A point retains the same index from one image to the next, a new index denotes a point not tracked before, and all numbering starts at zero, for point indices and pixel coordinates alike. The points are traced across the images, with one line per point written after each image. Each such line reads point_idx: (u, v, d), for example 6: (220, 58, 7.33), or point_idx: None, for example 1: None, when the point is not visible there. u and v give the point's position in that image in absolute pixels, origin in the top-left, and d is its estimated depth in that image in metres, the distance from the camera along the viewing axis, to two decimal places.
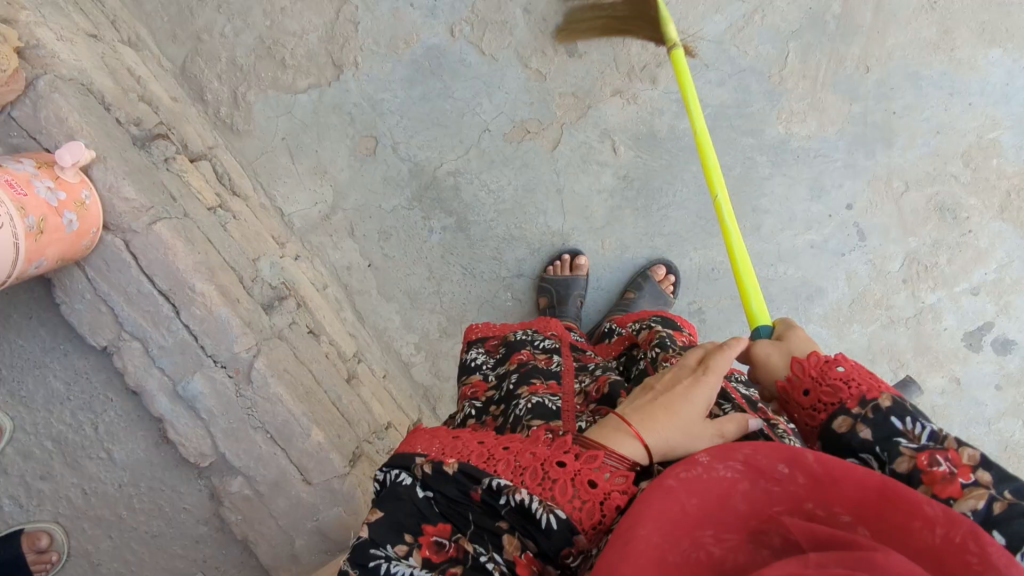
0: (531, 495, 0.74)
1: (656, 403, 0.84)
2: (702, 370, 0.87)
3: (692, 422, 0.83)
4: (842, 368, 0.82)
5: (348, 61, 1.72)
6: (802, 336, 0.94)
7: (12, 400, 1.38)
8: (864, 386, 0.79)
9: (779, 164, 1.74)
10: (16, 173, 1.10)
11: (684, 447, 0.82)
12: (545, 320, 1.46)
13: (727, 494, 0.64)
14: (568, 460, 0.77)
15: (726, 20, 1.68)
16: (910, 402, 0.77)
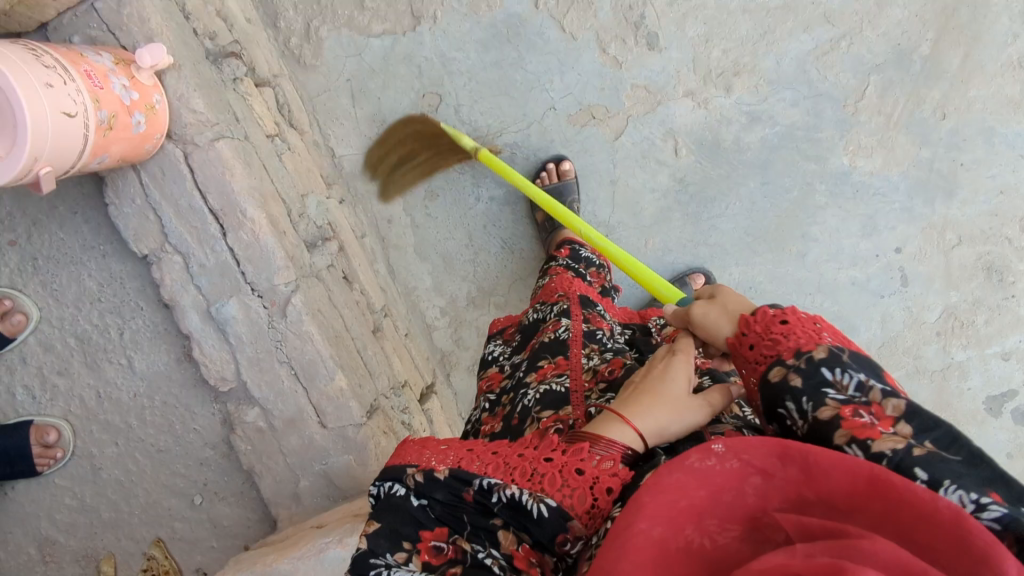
0: (522, 489, 0.77)
1: (639, 392, 0.87)
2: (675, 351, 0.93)
3: (681, 399, 0.85)
4: (785, 324, 0.80)
5: (427, 13, 1.68)
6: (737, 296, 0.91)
7: (44, 291, 1.39)
8: (802, 341, 0.77)
9: (836, 195, 1.73)
10: (95, 66, 1.08)
11: (676, 424, 0.84)
12: (555, 278, 1.46)
13: (722, 489, 0.59)
14: (555, 454, 0.80)
15: (813, 41, 1.65)
16: (847, 353, 0.75)
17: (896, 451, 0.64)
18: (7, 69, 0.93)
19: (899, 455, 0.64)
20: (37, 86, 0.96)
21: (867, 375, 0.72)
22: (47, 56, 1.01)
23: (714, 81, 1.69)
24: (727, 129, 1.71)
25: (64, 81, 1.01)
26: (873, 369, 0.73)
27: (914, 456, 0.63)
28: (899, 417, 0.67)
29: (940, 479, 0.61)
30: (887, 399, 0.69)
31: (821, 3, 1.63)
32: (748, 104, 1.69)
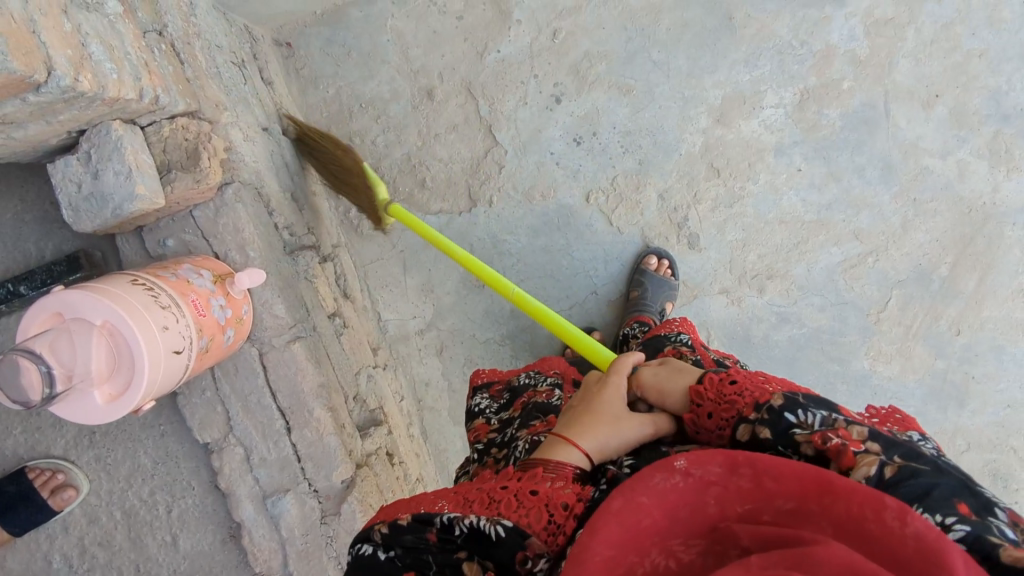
0: (478, 516, 0.78)
1: (581, 415, 0.92)
2: (607, 377, 0.99)
3: (620, 415, 0.90)
4: (735, 383, 0.83)
5: (483, 197, 1.77)
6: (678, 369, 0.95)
7: (97, 465, 1.41)
8: (756, 394, 0.80)
9: (856, 395, 1.81)
10: (199, 293, 1.13)
11: (619, 438, 0.88)
12: (547, 360, 1.49)
13: (679, 504, 0.66)
14: (508, 482, 0.82)
15: (842, 254, 1.76)
16: (801, 396, 0.78)
17: (871, 474, 0.68)
18: (133, 323, 0.97)
19: (875, 476, 0.68)
20: (155, 332, 1.00)
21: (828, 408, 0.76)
22: (163, 294, 1.05)
23: (748, 282, 1.78)
24: (759, 326, 1.80)
25: (176, 321, 1.05)
26: (828, 402, 0.77)
27: (888, 478, 0.67)
28: (867, 437, 0.71)
29: (915, 498, 0.65)
30: (850, 425, 0.73)
31: (852, 221, 1.75)
32: (779, 306, 1.79)
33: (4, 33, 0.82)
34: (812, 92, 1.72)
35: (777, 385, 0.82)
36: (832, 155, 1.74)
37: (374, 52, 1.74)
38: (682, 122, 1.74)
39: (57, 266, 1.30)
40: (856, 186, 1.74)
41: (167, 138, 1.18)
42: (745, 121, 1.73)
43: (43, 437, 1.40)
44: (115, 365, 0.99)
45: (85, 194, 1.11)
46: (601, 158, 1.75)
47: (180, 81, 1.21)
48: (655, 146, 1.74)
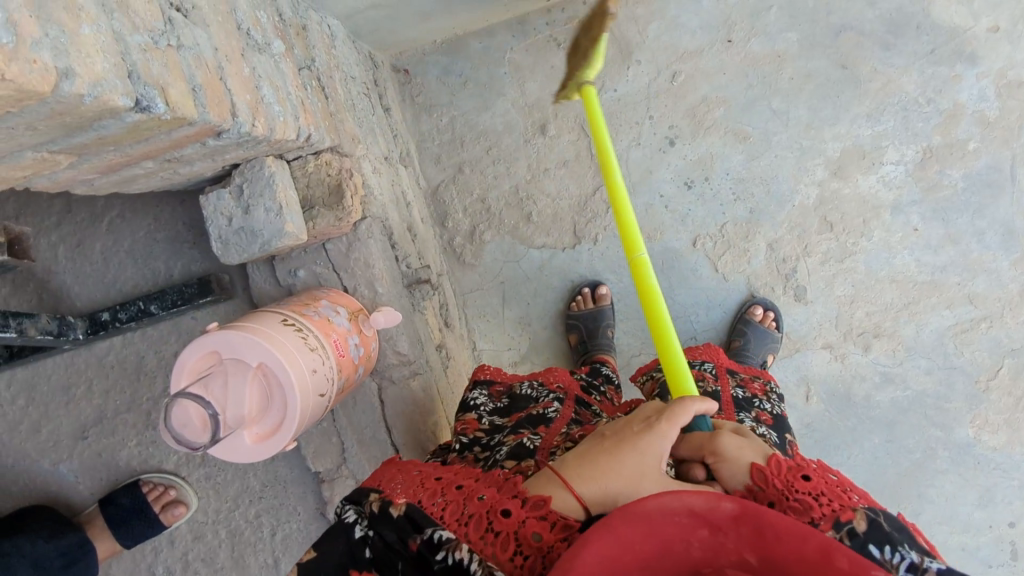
0: (471, 552, 0.74)
1: (600, 452, 0.81)
2: (656, 420, 0.83)
3: (645, 473, 0.78)
4: (809, 481, 0.79)
5: (589, 235, 1.76)
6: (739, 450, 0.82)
7: (206, 482, 1.45)
8: (835, 506, 0.76)
9: (958, 463, 1.75)
10: (339, 331, 1.15)
11: (626, 496, 0.77)
12: (551, 370, 1.42)
13: (672, 541, 0.60)
14: (513, 508, 0.78)
15: (953, 318, 1.71)
16: (886, 522, 0.74)
17: None
18: (289, 366, 0.99)
19: None
20: (307, 375, 1.02)
21: (917, 546, 0.72)
22: (312, 336, 1.07)
23: (854, 339, 1.74)
24: (860, 385, 1.75)
25: (322, 363, 1.06)
26: (910, 534, 0.74)
27: None
28: None
29: None
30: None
31: (967, 285, 1.70)
32: (884, 365, 1.74)
33: (203, 84, 0.84)
34: (936, 151, 1.67)
35: (853, 497, 0.78)
36: (952, 216, 1.69)
37: (490, 84, 1.75)
38: (798, 172, 1.71)
39: (188, 288, 1.33)
40: (975, 250, 1.69)
41: (311, 173, 1.19)
42: (864, 176, 1.69)
43: (156, 451, 1.43)
44: (266, 405, 1.00)
45: (236, 228, 1.12)
46: (712, 204, 1.73)
47: (326, 116, 1.22)
48: (768, 196, 1.72)
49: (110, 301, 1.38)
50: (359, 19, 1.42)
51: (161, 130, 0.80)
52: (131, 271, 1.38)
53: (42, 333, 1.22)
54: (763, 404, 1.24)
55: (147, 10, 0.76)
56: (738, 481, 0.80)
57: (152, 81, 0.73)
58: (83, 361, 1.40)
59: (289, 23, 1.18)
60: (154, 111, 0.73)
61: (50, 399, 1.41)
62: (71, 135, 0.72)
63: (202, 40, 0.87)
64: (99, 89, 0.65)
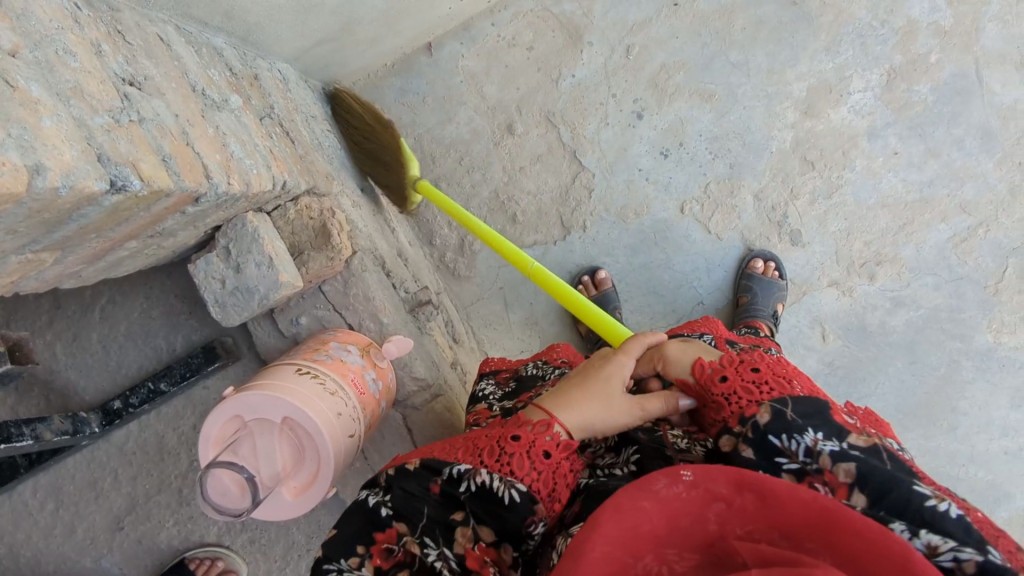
0: (490, 474, 0.79)
1: (570, 389, 0.91)
2: (614, 353, 0.95)
3: (613, 395, 0.89)
4: (725, 382, 0.83)
5: (577, 224, 1.75)
6: (685, 353, 0.92)
7: (252, 547, 1.44)
8: (744, 404, 0.80)
9: (983, 370, 1.73)
10: (354, 370, 1.14)
11: (604, 419, 0.87)
12: (552, 348, 1.42)
13: (680, 515, 0.56)
14: (521, 433, 0.82)
15: (950, 230, 1.71)
16: (789, 411, 0.76)
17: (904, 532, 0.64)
18: (315, 416, 0.97)
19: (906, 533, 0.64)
20: (332, 420, 1.00)
21: (824, 428, 0.74)
22: (330, 380, 1.06)
23: (858, 271, 1.73)
24: (874, 314, 1.74)
25: (345, 405, 1.05)
26: (824, 415, 0.76)
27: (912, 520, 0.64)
28: (851, 484, 0.69)
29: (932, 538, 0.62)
30: (837, 465, 0.70)
31: (956, 195, 1.70)
32: (892, 290, 1.73)
33: (172, 152, 0.82)
34: (900, 70, 1.69)
35: (777, 385, 0.80)
36: (928, 130, 1.70)
37: (449, 95, 1.74)
38: (769, 119, 1.71)
39: (194, 358, 1.32)
40: (957, 159, 1.70)
41: (294, 221, 1.18)
42: (834, 110, 1.71)
43: (194, 526, 1.41)
44: (300, 457, 0.99)
45: (230, 289, 1.11)
46: (692, 167, 1.73)
47: (297, 161, 1.21)
48: (744, 148, 1.72)
49: (117, 388, 1.36)
50: (307, 57, 1.41)
51: (139, 208, 0.79)
52: (133, 354, 1.36)
53: (58, 435, 1.20)
54: None
55: (102, 90, 0.75)
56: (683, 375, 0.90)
57: (122, 160, 0.72)
58: (104, 453, 1.38)
59: (241, 75, 1.17)
60: (131, 189, 0.72)
61: (78, 498, 1.39)
62: (51, 230, 0.71)
63: (161, 109, 0.86)
64: (72, 178, 0.64)
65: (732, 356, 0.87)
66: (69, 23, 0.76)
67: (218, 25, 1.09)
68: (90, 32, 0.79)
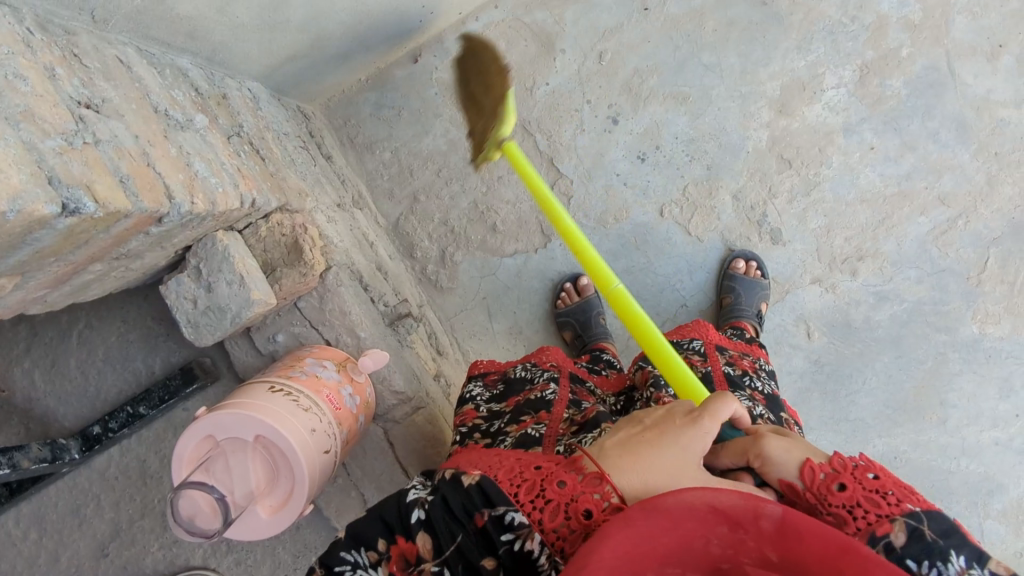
0: (542, 546, 0.75)
1: (640, 443, 0.76)
2: (699, 415, 0.76)
3: (689, 468, 0.73)
4: (845, 491, 0.73)
5: (556, 231, 1.75)
6: (786, 447, 0.76)
7: (238, 568, 1.41)
8: (872, 518, 0.72)
9: (970, 361, 1.72)
10: (329, 386, 1.13)
11: (669, 494, 0.73)
12: (543, 350, 1.41)
13: (693, 536, 0.61)
14: (568, 481, 0.76)
15: (930, 223, 1.71)
16: (925, 528, 0.69)
17: None
18: (287, 431, 0.96)
19: None
20: (306, 437, 0.99)
21: (965, 550, 0.68)
22: (304, 398, 1.05)
23: (839, 267, 1.73)
24: (858, 310, 1.73)
25: (320, 422, 1.04)
26: (961, 532, 0.69)
27: None
28: None
29: None
30: None
31: (934, 187, 1.71)
32: (875, 285, 1.73)
33: (130, 173, 0.82)
34: (871, 65, 1.70)
35: (906, 496, 0.72)
36: (902, 124, 1.70)
37: (424, 107, 1.75)
38: (744, 119, 1.72)
39: (172, 380, 1.32)
40: (933, 151, 1.70)
41: (265, 238, 1.18)
42: (808, 107, 1.71)
43: (179, 550, 1.39)
44: (274, 475, 0.98)
45: (202, 308, 1.10)
46: (669, 170, 1.73)
47: (267, 178, 1.21)
48: (721, 149, 1.72)
49: (97, 413, 1.35)
50: (278, 75, 1.41)
51: (98, 230, 0.79)
52: (112, 378, 1.35)
53: (36, 462, 1.19)
54: (755, 382, 1.23)
55: (54, 113, 0.75)
56: (782, 476, 0.76)
57: (75, 182, 0.72)
58: (86, 479, 1.37)
59: (208, 95, 1.17)
60: (84, 211, 0.72)
61: (61, 526, 1.37)
62: (5, 254, 0.71)
63: (120, 130, 0.86)
64: (19, 202, 0.64)
65: (844, 455, 0.76)
66: (20, 48, 0.76)
67: (183, 45, 1.09)
68: (43, 56, 0.79)
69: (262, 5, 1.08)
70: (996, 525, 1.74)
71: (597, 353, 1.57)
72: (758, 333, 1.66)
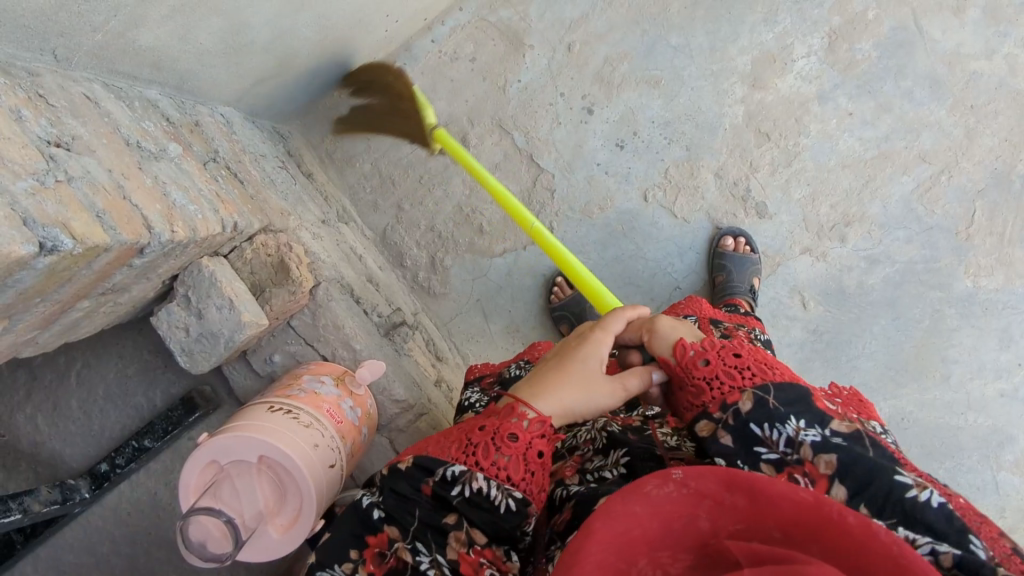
0: (488, 480, 0.76)
1: (550, 368, 0.91)
2: (595, 332, 0.95)
3: (591, 375, 0.89)
4: (706, 366, 0.84)
5: (544, 226, 1.76)
6: (666, 331, 0.93)
7: None
8: (726, 390, 0.81)
9: (967, 316, 1.73)
10: (329, 401, 1.13)
11: (581, 403, 0.87)
12: (535, 346, 1.40)
13: (674, 517, 0.55)
14: (518, 430, 0.79)
15: (914, 181, 1.71)
16: (770, 400, 0.77)
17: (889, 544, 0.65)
18: (290, 449, 0.97)
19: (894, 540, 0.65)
20: (310, 452, 1.00)
21: (807, 415, 0.75)
22: (304, 414, 1.06)
23: (828, 235, 1.73)
24: (851, 275, 1.74)
25: (323, 436, 1.05)
26: (804, 404, 0.77)
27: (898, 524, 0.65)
28: (833, 474, 0.70)
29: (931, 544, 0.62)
30: (818, 455, 0.72)
31: (914, 145, 1.71)
32: (864, 249, 1.73)
33: (107, 208, 0.82)
34: (840, 31, 1.71)
35: (768, 375, 0.82)
36: (876, 86, 1.71)
37: None
38: (718, 97, 1.72)
39: (174, 411, 1.32)
40: (909, 110, 1.71)
41: (251, 260, 1.18)
42: (781, 79, 1.72)
43: None
44: (282, 494, 0.98)
45: (195, 336, 1.11)
46: (649, 155, 1.74)
47: (247, 201, 1.21)
48: (699, 129, 1.73)
49: (103, 451, 1.36)
50: (250, 98, 1.41)
51: (79, 266, 0.79)
52: (115, 415, 1.35)
53: (47, 504, 1.19)
54: None
55: (24, 155, 0.76)
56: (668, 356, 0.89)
57: (50, 221, 0.73)
58: (99, 518, 1.37)
59: (179, 124, 1.17)
60: (63, 248, 0.73)
61: (78, 568, 1.37)
62: None
63: (93, 167, 0.86)
64: None
65: (714, 342, 0.88)
66: None
67: (149, 77, 1.09)
68: (8, 100, 0.80)
69: (224, 29, 1.08)
70: (1010, 476, 1.74)
71: None
72: (753, 308, 1.66)
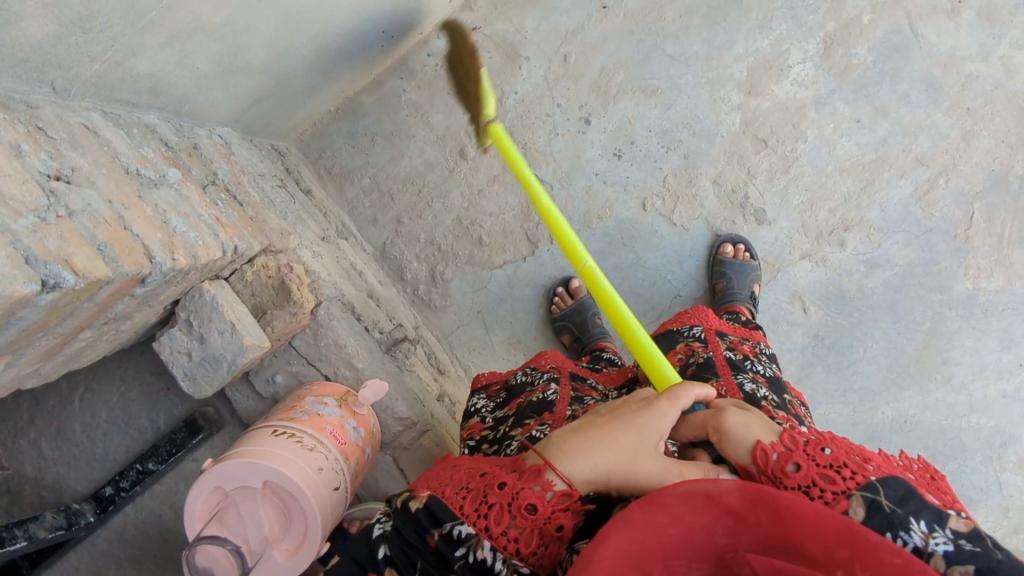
0: (494, 552, 0.75)
1: (593, 428, 0.80)
2: (658, 399, 0.80)
3: (638, 450, 0.76)
4: (798, 471, 0.72)
5: (543, 237, 1.76)
6: (740, 420, 0.77)
7: None
8: (828, 498, 0.70)
9: (968, 318, 1.73)
10: (332, 421, 1.13)
11: (619, 480, 0.76)
12: (542, 354, 1.41)
13: (694, 529, 0.58)
14: (538, 503, 0.75)
15: (912, 184, 1.71)
16: (881, 497, 0.68)
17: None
18: (293, 474, 0.96)
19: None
20: (313, 475, 0.99)
21: (925, 516, 0.66)
22: (307, 437, 1.06)
23: (827, 240, 1.73)
24: (850, 280, 1.74)
25: (326, 458, 1.05)
26: (916, 496, 0.68)
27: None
28: None
29: None
30: (952, 567, 0.62)
31: (911, 148, 1.71)
32: (864, 253, 1.73)
33: (108, 239, 0.82)
34: (835, 36, 1.71)
35: (866, 464, 0.72)
36: (872, 91, 1.71)
37: (397, 130, 1.76)
38: (714, 104, 1.72)
39: (178, 433, 1.32)
40: (906, 114, 1.71)
41: (252, 282, 1.19)
42: (777, 85, 1.72)
43: None
44: (287, 520, 0.98)
45: (197, 360, 1.11)
46: (647, 163, 1.74)
47: (247, 223, 1.21)
48: (696, 137, 1.73)
49: (108, 474, 1.35)
50: (247, 117, 1.41)
51: (81, 300, 0.79)
52: (118, 438, 1.35)
53: (52, 530, 1.19)
54: (757, 366, 1.24)
55: (25, 191, 0.76)
56: (741, 454, 0.75)
57: (52, 257, 0.73)
58: (104, 541, 1.37)
59: (178, 147, 1.17)
60: (65, 285, 0.73)
61: None
62: None
63: (93, 199, 0.86)
64: None
65: (796, 434, 0.76)
66: None
67: (147, 102, 1.09)
68: (8, 135, 0.80)
69: (221, 53, 1.08)
70: (1013, 477, 1.74)
71: (599, 354, 1.57)
72: (754, 314, 1.66)
